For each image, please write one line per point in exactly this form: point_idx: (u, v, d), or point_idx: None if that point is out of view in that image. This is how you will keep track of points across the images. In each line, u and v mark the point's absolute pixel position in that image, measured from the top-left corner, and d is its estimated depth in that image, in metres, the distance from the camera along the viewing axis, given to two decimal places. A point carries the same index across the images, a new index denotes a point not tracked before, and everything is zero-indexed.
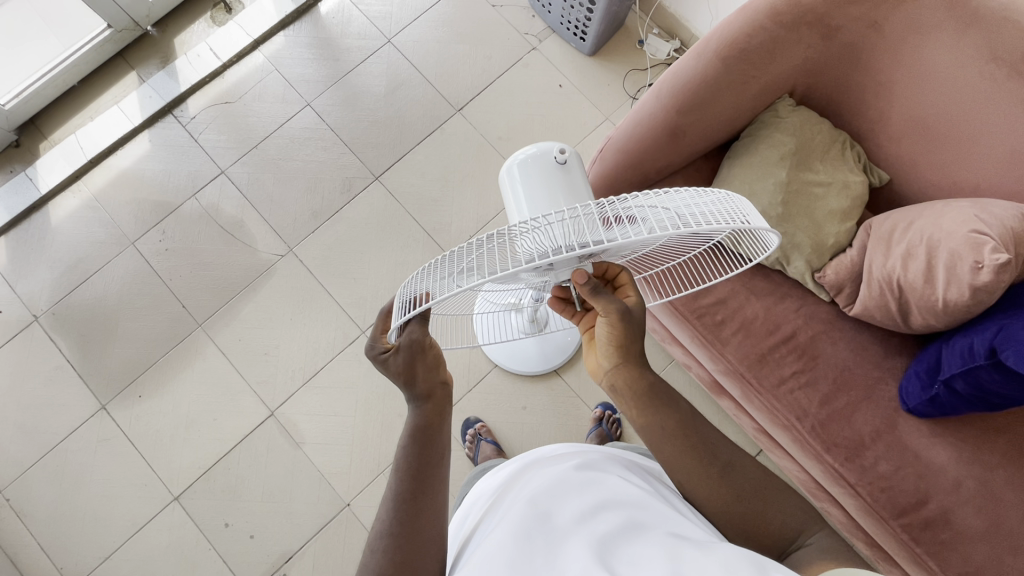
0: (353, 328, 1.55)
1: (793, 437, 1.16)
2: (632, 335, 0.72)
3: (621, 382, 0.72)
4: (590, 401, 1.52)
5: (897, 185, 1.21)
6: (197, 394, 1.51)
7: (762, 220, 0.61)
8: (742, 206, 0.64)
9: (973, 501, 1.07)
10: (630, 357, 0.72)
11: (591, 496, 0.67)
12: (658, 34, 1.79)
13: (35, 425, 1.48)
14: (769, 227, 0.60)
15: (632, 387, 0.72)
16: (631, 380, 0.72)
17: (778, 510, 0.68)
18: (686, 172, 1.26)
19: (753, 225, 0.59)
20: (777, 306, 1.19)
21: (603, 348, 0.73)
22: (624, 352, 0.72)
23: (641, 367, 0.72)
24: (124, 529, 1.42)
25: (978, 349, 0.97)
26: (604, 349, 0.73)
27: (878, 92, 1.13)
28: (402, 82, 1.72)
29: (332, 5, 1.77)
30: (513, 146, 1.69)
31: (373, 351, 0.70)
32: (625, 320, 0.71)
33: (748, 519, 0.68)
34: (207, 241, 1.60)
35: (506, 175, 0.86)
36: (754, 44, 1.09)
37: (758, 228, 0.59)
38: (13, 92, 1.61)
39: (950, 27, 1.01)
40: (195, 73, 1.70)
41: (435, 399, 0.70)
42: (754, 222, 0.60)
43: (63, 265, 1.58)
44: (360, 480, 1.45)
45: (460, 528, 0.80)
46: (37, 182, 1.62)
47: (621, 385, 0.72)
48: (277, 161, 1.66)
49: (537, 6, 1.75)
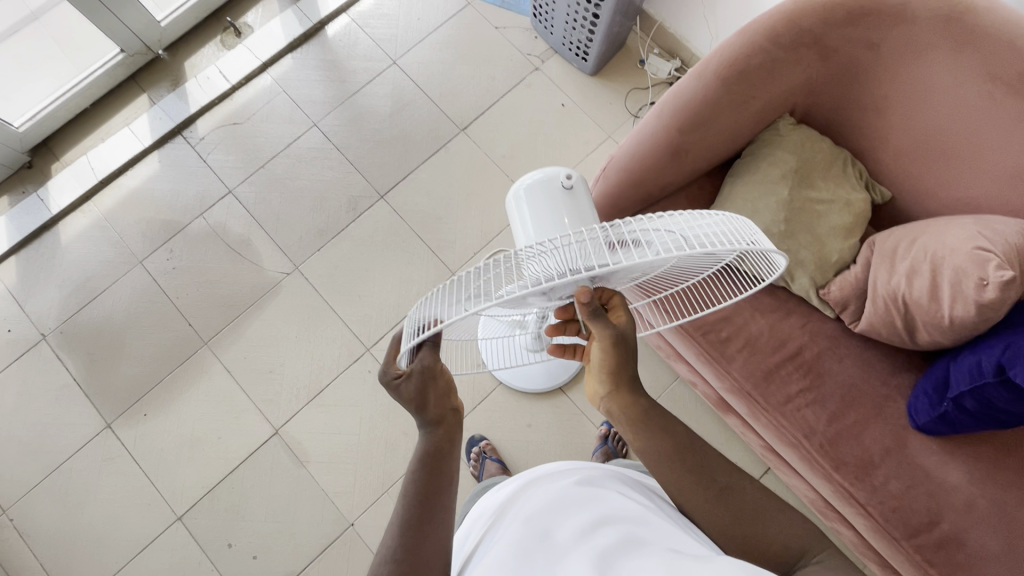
0: (358, 345, 1.55)
1: (802, 455, 1.15)
2: (626, 362, 0.71)
3: (617, 409, 0.73)
4: (596, 418, 1.51)
5: (899, 201, 1.22)
6: (202, 412, 1.51)
7: (766, 242, 0.61)
8: (746, 228, 0.65)
9: (987, 522, 1.06)
10: (624, 382, 0.73)
11: (590, 512, 0.67)
12: (659, 54, 1.81)
13: (41, 444, 1.48)
14: (773, 248, 0.60)
15: (628, 412, 0.72)
16: (625, 405, 0.73)
17: (779, 526, 0.68)
18: (688, 190, 1.27)
19: (756, 247, 0.59)
20: (782, 322, 1.19)
21: (598, 376, 0.74)
22: (618, 379, 0.72)
23: (635, 391, 0.73)
24: (126, 549, 1.41)
25: (986, 367, 0.96)
26: (600, 376, 0.73)
27: (878, 111, 1.14)
28: (407, 102, 1.75)
29: (339, 29, 1.81)
30: (517, 164, 1.71)
31: (385, 376, 0.69)
32: (619, 345, 0.70)
33: (743, 531, 0.68)
34: (214, 259, 1.62)
35: (512, 198, 0.87)
36: (754, 65, 1.10)
37: (762, 250, 0.60)
38: (26, 115, 1.64)
39: (947, 48, 1.02)
40: (205, 96, 1.73)
41: (445, 425, 0.71)
42: (761, 244, 0.60)
43: (72, 283, 1.60)
44: (364, 499, 1.44)
45: (461, 547, 0.79)
46: (48, 203, 1.64)
47: (617, 411, 0.73)
48: (284, 180, 1.68)
49: (540, 28, 1.78)
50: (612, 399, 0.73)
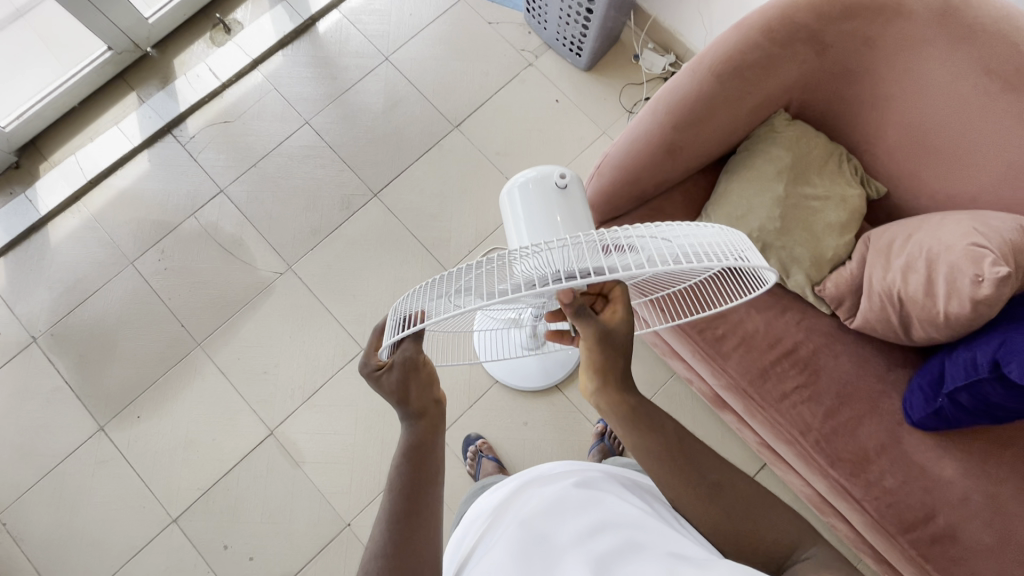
0: (352, 345, 1.54)
1: (798, 452, 1.15)
2: (610, 357, 0.70)
3: (608, 406, 0.72)
4: (591, 416, 1.50)
5: (894, 197, 1.21)
6: (196, 413, 1.50)
7: (761, 259, 0.61)
8: (741, 243, 0.64)
9: (982, 516, 1.06)
10: (613, 377, 0.72)
11: (589, 516, 0.67)
12: (653, 49, 1.80)
13: (33, 448, 1.47)
14: (766, 265, 0.59)
15: (617, 410, 0.72)
16: (615, 403, 0.72)
17: (771, 525, 0.68)
18: (683, 188, 1.26)
19: (750, 263, 0.58)
20: (778, 319, 1.18)
21: (587, 371, 0.73)
22: (607, 375, 0.72)
23: (625, 390, 0.72)
24: (121, 552, 1.40)
25: (981, 362, 0.96)
26: (588, 372, 0.72)
27: (872, 107, 1.14)
28: (400, 98, 1.73)
29: (330, 25, 1.79)
30: (511, 161, 1.69)
31: (366, 368, 0.70)
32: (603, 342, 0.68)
33: (740, 532, 0.68)
34: (206, 260, 1.60)
35: (506, 196, 0.88)
36: (750, 62, 1.10)
37: (755, 266, 0.59)
38: (13, 114, 1.62)
39: (942, 43, 1.01)
40: (195, 94, 1.71)
41: (427, 417, 0.71)
42: (754, 261, 0.60)
43: (63, 285, 1.58)
44: (360, 499, 1.44)
45: (457, 549, 0.79)
46: (37, 203, 1.62)
47: (607, 408, 0.73)
48: (276, 179, 1.67)
49: (533, 23, 1.76)
50: (601, 394, 0.72)
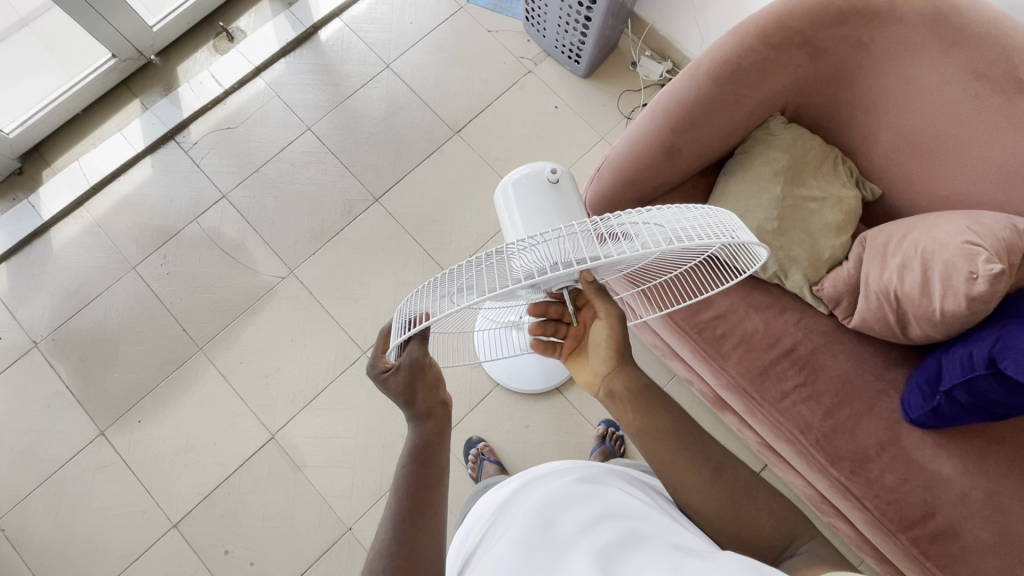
0: (354, 349, 1.55)
1: (798, 451, 1.16)
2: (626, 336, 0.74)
3: (620, 386, 0.73)
4: (592, 418, 1.51)
5: (890, 199, 1.23)
6: (198, 418, 1.50)
7: (749, 234, 0.62)
8: (728, 220, 0.66)
9: (981, 513, 1.07)
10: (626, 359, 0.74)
11: (591, 508, 0.68)
12: (650, 56, 1.83)
13: (33, 452, 1.47)
14: (755, 240, 0.61)
15: (630, 387, 0.73)
16: (628, 380, 0.73)
17: (770, 517, 0.69)
18: (682, 190, 1.28)
19: (739, 238, 0.59)
20: (777, 319, 1.20)
21: (600, 355, 0.74)
22: (620, 355, 0.74)
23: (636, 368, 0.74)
24: (121, 558, 1.40)
25: (977, 359, 0.98)
26: (602, 355, 0.74)
27: (866, 111, 1.16)
28: (401, 105, 1.75)
29: (332, 33, 1.81)
30: (510, 166, 1.71)
31: (374, 370, 0.71)
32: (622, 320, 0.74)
33: (744, 525, 0.68)
34: (208, 264, 1.61)
35: (501, 194, 0.91)
36: (743, 64, 1.12)
37: (745, 241, 0.60)
38: (17, 121, 1.63)
39: (933, 47, 1.04)
40: (197, 101, 1.73)
41: (434, 418, 0.72)
42: (742, 236, 0.61)
43: (64, 290, 1.59)
44: (362, 503, 1.44)
45: (460, 548, 0.79)
46: (39, 209, 1.63)
47: (619, 389, 0.73)
48: (278, 184, 1.68)
49: (532, 31, 1.80)
50: (614, 374, 0.74)
